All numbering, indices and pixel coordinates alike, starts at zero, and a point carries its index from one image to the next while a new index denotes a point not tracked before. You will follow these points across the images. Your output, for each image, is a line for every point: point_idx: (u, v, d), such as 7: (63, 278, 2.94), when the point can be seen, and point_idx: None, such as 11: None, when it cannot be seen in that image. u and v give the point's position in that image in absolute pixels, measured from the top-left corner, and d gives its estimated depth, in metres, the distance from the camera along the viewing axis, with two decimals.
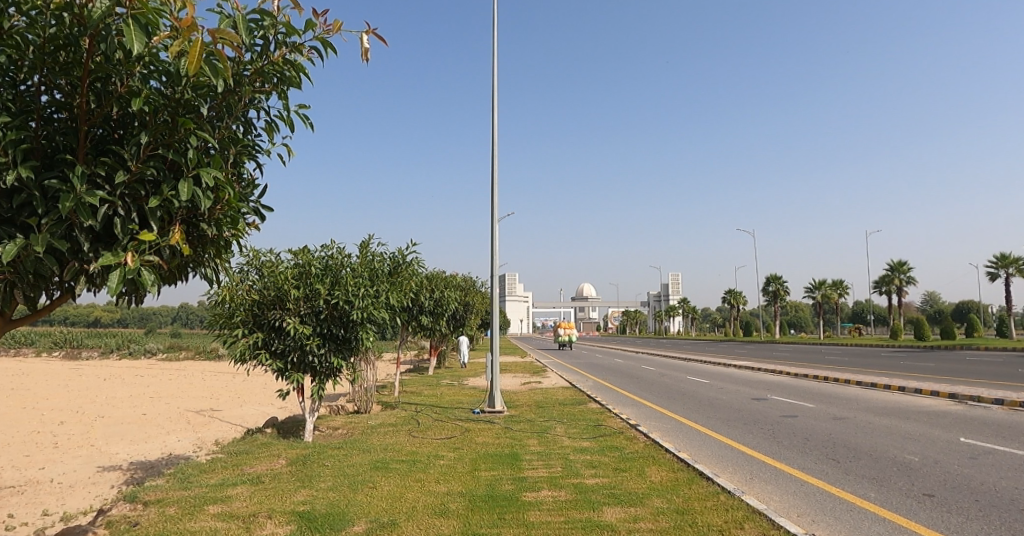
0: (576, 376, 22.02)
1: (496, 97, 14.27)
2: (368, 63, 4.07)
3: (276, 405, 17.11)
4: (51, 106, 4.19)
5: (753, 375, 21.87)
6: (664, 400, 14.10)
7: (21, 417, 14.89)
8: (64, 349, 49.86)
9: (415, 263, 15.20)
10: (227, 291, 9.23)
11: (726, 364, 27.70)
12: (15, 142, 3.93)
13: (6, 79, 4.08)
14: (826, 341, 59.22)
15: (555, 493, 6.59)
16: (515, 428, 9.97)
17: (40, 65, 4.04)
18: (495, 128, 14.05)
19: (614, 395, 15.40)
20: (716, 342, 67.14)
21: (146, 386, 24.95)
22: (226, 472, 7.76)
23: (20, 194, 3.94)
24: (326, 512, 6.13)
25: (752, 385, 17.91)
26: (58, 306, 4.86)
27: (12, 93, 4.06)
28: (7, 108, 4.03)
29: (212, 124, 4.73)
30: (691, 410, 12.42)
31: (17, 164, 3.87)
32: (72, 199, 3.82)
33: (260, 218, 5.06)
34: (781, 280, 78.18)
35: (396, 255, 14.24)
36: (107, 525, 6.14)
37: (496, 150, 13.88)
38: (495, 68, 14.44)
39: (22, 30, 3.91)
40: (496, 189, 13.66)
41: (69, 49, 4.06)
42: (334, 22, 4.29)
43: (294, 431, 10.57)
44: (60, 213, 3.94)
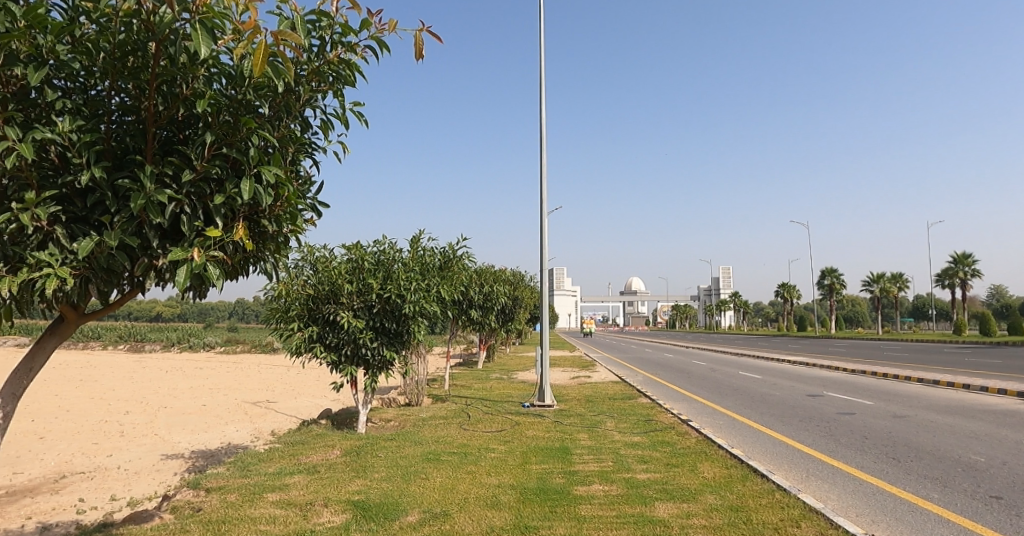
0: (625, 371, 21.84)
1: (542, 88, 14.20)
2: (421, 60, 4.16)
3: (329, 398, 17.45)
4: (120, 110, 4.59)
5: (809, 371, 21.20)
6: (713, 396, 13.77)
7: (89, 408, 15.55)
8: (129, 343, 52.14)
9: (466, 257, 15.20)
10: (284, 286, 9.41)
11: (781, 360, 26.86)
12: (89, 144, 4.39)
13: (79, 85, 4.54)
14: (885, 337, 57.16)
15: (606, 487, 6.54)
16: (565, 422, 9.91)
17: (111, 71, 4.44)
18: (542, 121, 13.97)
19: (663, 390, 15.13)
20: (768, 337, 65.51)
21: (206, 378, 25.79)
22: (284, 462, 7.94)
23: (95, 192, 4.39)
24: (380, 502, 6.25)
25: (807, 382, 17.36)
26: (128, 302, 5.23)
27: (84, 98, 4.53)
28: (81, 111, 4.51)
29: (272, 124, 4.98)
30: (742, 406, 12.14)
31: (90, 164, 4.34)
32: (142, 197, 4.17)
33: (316, 213, 5.21)
34: (837, 274, 75.81)
35: (446, 249, 14.32)
36: (172, 510, 6.45)
37: (543, 143, 13.78)
38: (541, 59, 14.33)
39: (93, 39, 4.33)
40: (545, 182, 13.56)
41: (137, 54, 4.41)
42: (387, 22, 4.38)
43: (347, 423, 10.78)
44: (130, 210, 4.34)
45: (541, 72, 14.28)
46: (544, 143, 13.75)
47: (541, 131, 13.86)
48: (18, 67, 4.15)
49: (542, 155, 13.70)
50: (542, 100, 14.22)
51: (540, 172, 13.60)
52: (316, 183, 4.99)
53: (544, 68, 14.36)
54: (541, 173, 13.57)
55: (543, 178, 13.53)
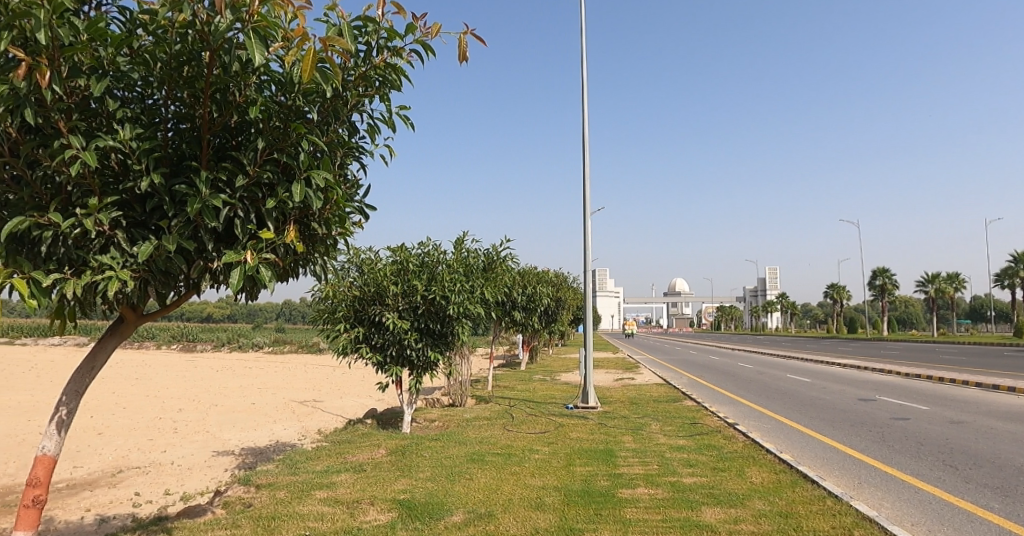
0: (669, 374, 21.56)
1: (584, 90, 14.13)
2: (467, 63, 4.23)
3: (374, 398, 17.70)
4: (176, 117, 4.74)
5: (861, 375, 20.54)
6: (760, 400, 13.50)
7: (145, 405, 16.14)
8: (181, 342, 54.00)
9: (509, 258, 15.23)
10: (331, 288, 9.59)
11: (830, 363, 26.10)
12: (148, 151, 4.56)
13: (136, 94, 4.71)
14: (942, 340, 54.99)
15: (652, 491, 6.47)
16: (609, 424, 9.84)
17: (168, 80, 4.59)
18: (584, 122, 13.89)
19: (707, 392, 14.91)
20: (817, 339, 63.78)
21: (256, 378, 26.47)
22: (331, 460, 8.08)
23: (154, 198, 4.55)
24: (425, 501, 6.30)
25: (858, 385, 16.83)
26: (183, 303, 5.39)
27: (141, 107, 4.69)
28: (139, 120, 4.68)
29: (321, 129, 5.08)
30: (790, 410, 11.85)
31: (149, 170, 4.50)
32: (199, 202, 4.30)
33: (364, 216, 5.28)
34: (888, 274, 73.39)
35: (489, 251, 14.38)
36: (225, 506, 6.63)
37: (585, 146, 13.70)
38: (583, 61, 14.25)
39: (150, 50, 4.49)
40: (587, 182, 13.48)
41: (192, 64, 4.55)
42: (433, 25, 4.41)
43: (392, 422, 10.91)
44: (187, 214, 4.49)
45: (583, 74, 14.19)
46: (587, 145, 13.68)
47: (584, 131, 13.81)
48: (82, 79, 4.33)
49: (585, 155, 13.66)
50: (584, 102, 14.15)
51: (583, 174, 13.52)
52: (364, 186, 5.06)
53: (587, 70, 14.27)
54: (584, 174, 13.52)
55: (585, 178, 13.47)
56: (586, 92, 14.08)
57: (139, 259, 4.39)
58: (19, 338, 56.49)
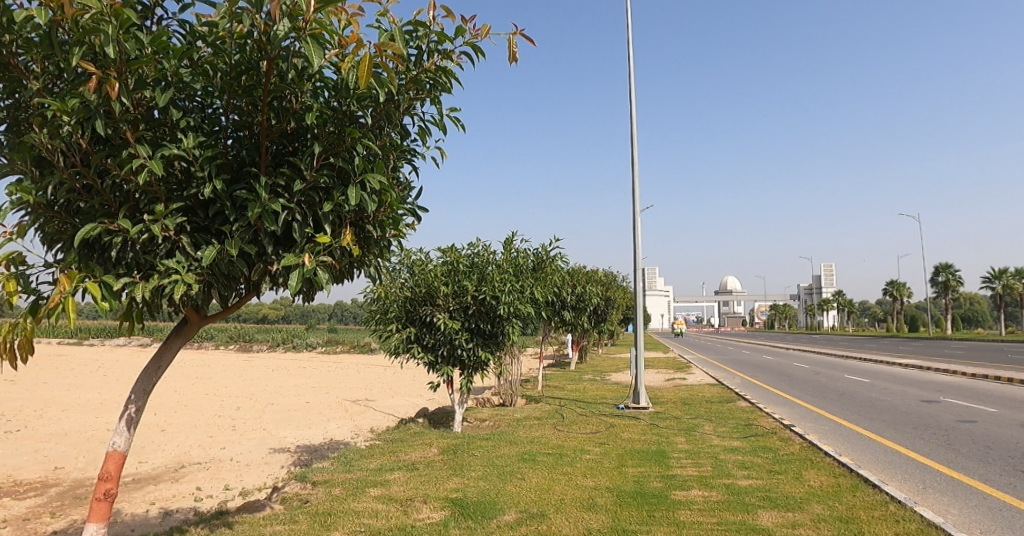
0: (722, 374, 21.15)
1: (632, 87, 14.01)
2: (515, 64, 4.27)
3: (425, 397, 17.94)
4: (235, 126, 4.89)
5: (925, 375, 19.69)
6: (816, 401, 13.12)
7: (205, 403, 16.76)
8: (239, 343, 55.88)
9: (558, 258, 15.22)
10: (383, 289, 9.76)
11: (891, 363, 25.12)
12: (210, 158, 4.72)
13: (197, 104, 4.87)
14: (1015, 338, 52.21)
15: (706, 493, 6.37)
16: (661, 425, 9.73)
17: (227, 90, 4.74)
18: (632, 120, 13.78)
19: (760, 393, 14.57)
20: (878, 339, 61.49)
21: (311, 377, 27.18)
22: (384, 458, 8.23)
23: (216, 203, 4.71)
24: (477, 500, 6.35)
25: (922, 386, 16.15)
26: (243, 305, 5.56)
27: (202, 116, 4.86)
28: (200, 129, 4.85)
29: (375, 132, 5.17)
30: (849, 412, 11.48)
31: (211, 177, 4.66)
32: (259, 206, 4.44)
33: (417, 218, 5.35)
34: (950, 270, 70.32)
35: (538, 250, 14.40)
36: (283, 501, 6.82)
37: (634, 143, 13.60)
38: (630, 57, 14.12)
39: (210, 61, 4.65)
40: (636, 180, 13.35)
41: (251, 73, 4.69)
42: (482, 27, 4.45)
43: (444, 422, 11.03)
44: (247, 219, 4.63)
45: (631, 70, 14.07)
46: (636, 142, 13.56)
47: (632, 128, 13.69)
48: (147, 91, 4.50)
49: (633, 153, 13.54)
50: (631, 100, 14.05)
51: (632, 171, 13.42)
52: (417, 188, 5.13)
53: (634, 66, 14.15)
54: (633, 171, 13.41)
55: (634, 176, 13.36)
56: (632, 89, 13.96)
57: (204, 263, 4.55)
58: (87, 339, 59.39)
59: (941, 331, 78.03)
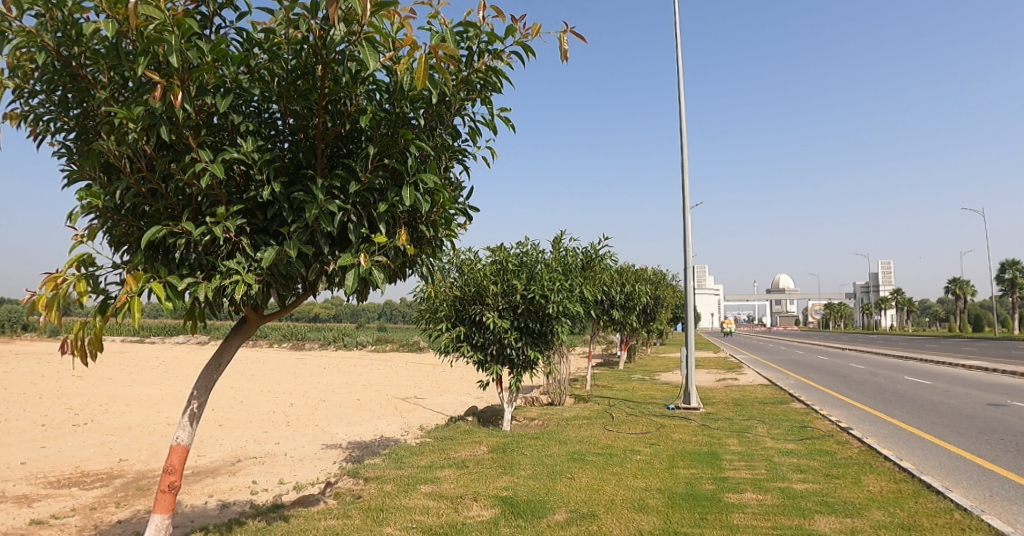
0: (775, 375, 20.69)
1: (680, 84, 13.83)
2: (567, 62, 4.28)
3: (474, 396, 18.08)
4: (291, 130, 5.03)
5: (993, 378, 18.80)
6: (874, 403, 12.71)
7: (259, 399, 17.29)
8: (291, 342, 57.41)
9: (608, 257, 15.14)
10: (433, 289, 9.90)
11: (956, 365, 24.06)
12: (268, 162, 4.86)
13: (254, 108, 5.02)
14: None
15: (760, 496, 6.25)
16: (713, 426, 9.59)
17: (284, 94, 4.88)
18: (680, 117, 13.60)
19: (814, 395, 14.21)
20: (941, 340, 59.02)
21: (361, 375, 27.71)
22: (434, 456, 8.34)
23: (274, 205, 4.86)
24: (527, 499, 6.38)
25: (989, 390, 15.43)
26: (299, 304, 5.71)
27: (259, 120, 5.00)
28: (258, 133, 5.00)
29: (427, 134, 5.24)
30: (910, 416, 11.08)
31: (270, 180, 4.80)
32: (316, 207, 4.55)
33: (468, 218, 5.40)
34: (1018, 267, 66.96)
35: (587, 249, 14.36)
36: (336, 496, 6.99)
37: (683, 141, 13.42)
38: (678, 54, 13.95)
39: (267, 67, 4.78)
40: (685, 177, 13.19)
41: (307, 78, 4.81)
42: (532, 27, 4.48)
43: (493, 420, 11.11)
44: (305, 221, 4.76)
45: (678, 67, 13.90)
46: (684, 139, 13.39)
47: (681, 125, 13.53)
48: (209, 97, 4.66)
49: (682, 149, 13.38)
50: (679, 97, 13.88)
51: (681, 169, 13.24)
52: (469, 189, 5.18)
53: (682, 63, 13.97)
54: (682, 168, 13.26)
55: (684, 173, 13.20)
56: (681, 84, 13.79)
57: (264, 264, 4.69)
58: (147, 336, 61.95)
59: (1006, 331, 74.40)
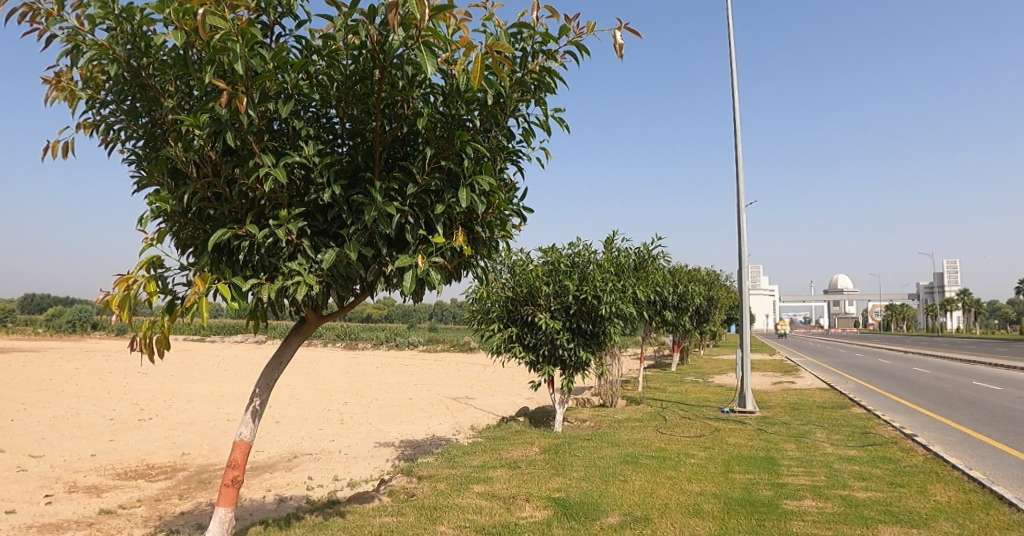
0: (834, 378, 20.05)
1: (733, 82, 13.58)
2: (623, 58, 4.26)
3: (524, 396, 18.14)
4: (349, 133, 5.16)
5: None
6: (939, 409, 12.20)
7: (314, 397, 17.77)
8: (345, 341, 58.79)
9: (661, 257, 14.97)
10: (485, 289, 10.00)
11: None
12: (328, 165, 4.99)
13: (313, 113, 5.16)
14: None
15: (820, 504, 6.09)
16: (769, 431, 9.39)
17: (343, 99, 5.00)
18: (735, 114, 13.35)
19: (875, 399, 13.73)
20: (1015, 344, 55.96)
21: (413, 374, 28.13)
22: (486, 455, 8.42)
23: (334, 208, 4.99)
24: (580, 501, 6.38)
25: None
26: (357, 305, 5.84)
27: (318, 125, 5.14)
28: (318, 137, 5.14)
29: (483, 135, 5.30)
30: (980, 423, 10.58)
31: (330, 183, 4.93)
32: (375, 209, 4.66)
33: (523, 218, 5.44)
34: None
35: (639, 250, 14.24)
36: (391, 493, 7.13)
37: (737, 140, 13.16)
38: (731, 51, 13.68)
39: (326, 72, 4.91)
40: (740, 175, 12.94)
41: (365, 82, 4.92)
42: (587, 25, 4.49)
43: (544, 421, 11.14)
44: (364, 222, 4.88)
45: (731, 65, 13.67)
46: (739, 138, 13.14)
47: (735, 121, 13.28)
48: (271, 103, 4.82)
49: (737, 148, 13.13)
50: (733, 94, 13.63)
51: (735, 168, 12.99)
52: (523, 190, 5.22)
53: (735, 61, 13.70)
54: (737, 166, 13.01)
55: (739, 171, 12.95)
56: (735, 81, 13.54)
57: (325, 265, 4.82)
58: (208, 336, 64.46)
59: None
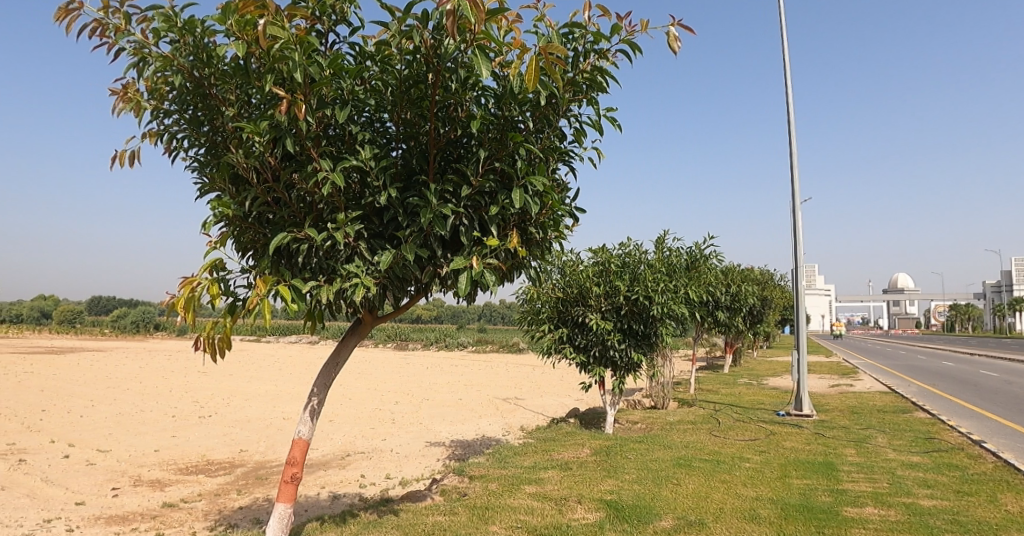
0: (895, 381, 19.36)
1: (787, 78, 13.29)
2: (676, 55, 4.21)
3: (573, 398, 18.13)
4: (404, 137, 5.26)
5: None
6: (1009, 414, 11.66)
7: (366, 397, 18.16)
8: (394, 342, 59.80)
9: (713, 257, 14.75)
10: (536, 291, 10.08)
11: None
12: (384, 169, 5.11)
13: (368, 118, 5.27)
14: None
15: (882, 512, 5.92)
16: (827, 435, 9.17)
17: (397, 103, 5.11)
18: (788, 112, 13.07)
19: (938, 404, 13.22)
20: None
21: (462, 375, 28.44)
22: (538, 456, 8.48)
23: (390, 210, 5.10)
24: (633, 504, 6.37)
25: None
26: (411, 306, 5.96)
27: (373, 129, 5.27)
28: (374, 141, 5.27)
29: (535, 136, 5.34)
30: None
31: (386, 186, 5.05)
32: (431, 211, 4.75)
33: (575, 219, 5.46)
34: None
35: (691, 250, 14.07)
36: (443, 492, 7.26)
37: (791, 137, 12.88)
38: (785, 47, 13.40)
39: (380, 77, 5.01)
40: (795, 173, 12.66)
41: (419, 86, 5.01)
42: (640, 23, 4.46)
43: (595, 423, 11.14)
44: (419, 225, 4.98)
45: (784, 61, 13.38)
46: (793, 135, 12.86)
47: (789, 118, 12.99)
48: (328, 109, 4.95)
49: (792, 144, 12.85)
50: (787, 91, 13.33)
51: (790, 165, 12.71)
52: (576, 190, 5.24)
53: (789, 56, 13.41)
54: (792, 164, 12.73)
55: (794, 169, 12.66)
56: (788, 76, 13.25)
57: (382, 266, 4.94)
58: (263, 336, 66.61)
59: None
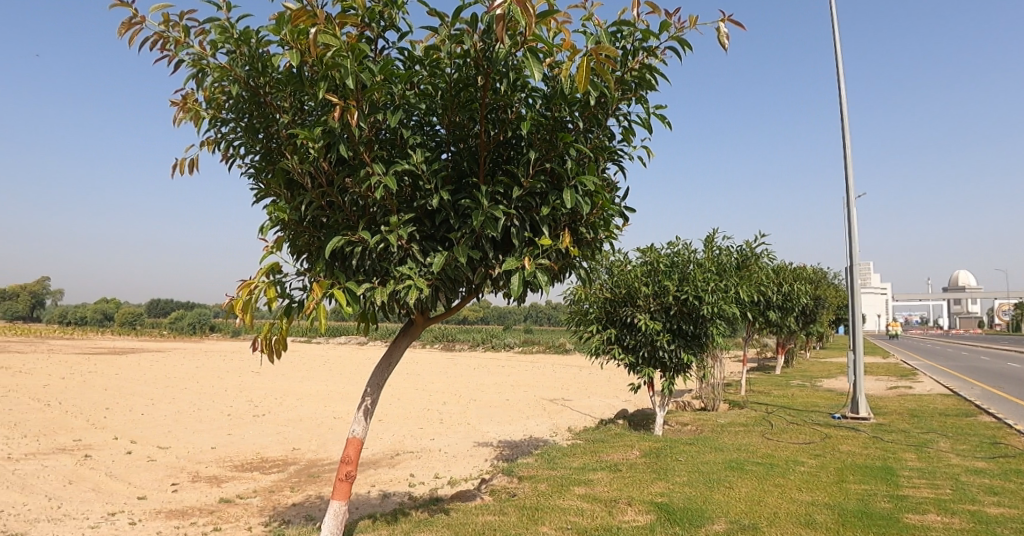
0: (959, 383, 18.58)
1: (840, 71, 12.94)
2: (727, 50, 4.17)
3: (620, 399, 18.04)
4: (454, 140, 5.35)
5: None
6: None
7: (414, 397, 18.47)
8: (439, 342, 60.51)
9: (764, 256, 14.47)
10: (584, 292, 10.10)
11: None
12: (436, 172, 5.21)
13: (419, 121, 5.37)
14: None
15: (946, 519, 5.74)
16: (885, 438, 8.91)
17: (447, 107, 5.20)
18: (842, 106, 12.73)
19: (1004, 407, 12.66)
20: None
21: (509, 376, 28.60)
22: (586, 457, 8.50)
23: (442, 212, 5.20)
24: (685, 506, 6.34)
25: None
26: (463, 306, 6.05)
27: (424, 133, 5.37)
28: (425, 145, 5.37)
29: (585, 136, 5.36)
30: None
31: (438, 189, 5.15)
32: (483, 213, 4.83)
33: (626, 218, 5.46)
34: None
35: (742, 249, 13.84)
36: (492, 492, 7.35)
37: (845, 131, 12.53)
38: (836, 39, 13.05)
39: (429, 81, 5.11)
40: (849, 168, 12.31)
41: (469, 89, 5.09)
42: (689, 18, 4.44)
43: (644, 424, 11.09)
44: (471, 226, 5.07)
45: (837, 53, 13.03)
46: (848, 130, 12.50)
47: (842, 111, 12.64)
48: (380, 114, 5.07)
49: (846, 139, 12.50)
50: (840, 84, 12.97)
51: (844, 161, 12.37)
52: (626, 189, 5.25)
53: (841, 48, 13.06)
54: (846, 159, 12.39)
55: (848, 164, 12.32)
56: (841, 69, 12.89)
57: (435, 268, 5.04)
58: (313, 337, 68.31)
59: None
